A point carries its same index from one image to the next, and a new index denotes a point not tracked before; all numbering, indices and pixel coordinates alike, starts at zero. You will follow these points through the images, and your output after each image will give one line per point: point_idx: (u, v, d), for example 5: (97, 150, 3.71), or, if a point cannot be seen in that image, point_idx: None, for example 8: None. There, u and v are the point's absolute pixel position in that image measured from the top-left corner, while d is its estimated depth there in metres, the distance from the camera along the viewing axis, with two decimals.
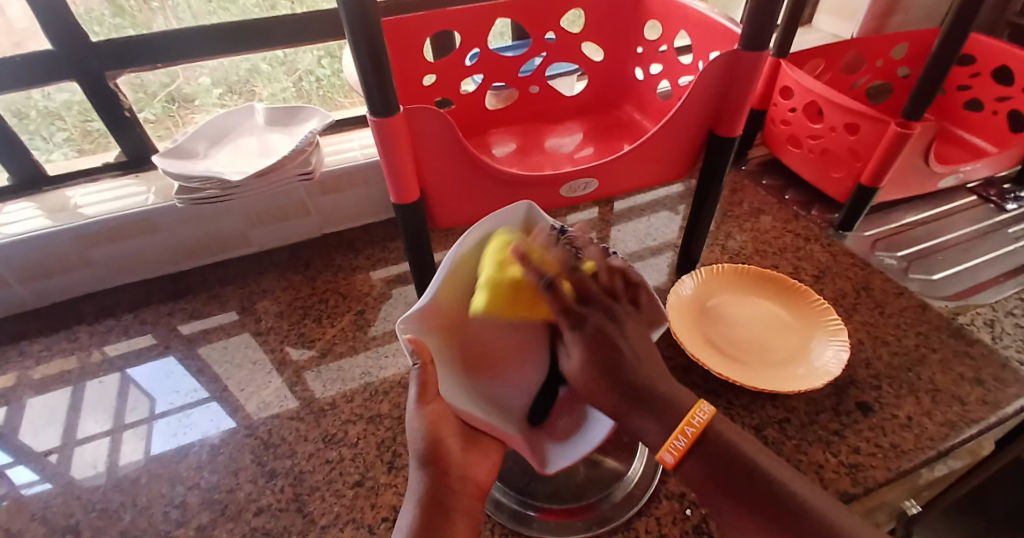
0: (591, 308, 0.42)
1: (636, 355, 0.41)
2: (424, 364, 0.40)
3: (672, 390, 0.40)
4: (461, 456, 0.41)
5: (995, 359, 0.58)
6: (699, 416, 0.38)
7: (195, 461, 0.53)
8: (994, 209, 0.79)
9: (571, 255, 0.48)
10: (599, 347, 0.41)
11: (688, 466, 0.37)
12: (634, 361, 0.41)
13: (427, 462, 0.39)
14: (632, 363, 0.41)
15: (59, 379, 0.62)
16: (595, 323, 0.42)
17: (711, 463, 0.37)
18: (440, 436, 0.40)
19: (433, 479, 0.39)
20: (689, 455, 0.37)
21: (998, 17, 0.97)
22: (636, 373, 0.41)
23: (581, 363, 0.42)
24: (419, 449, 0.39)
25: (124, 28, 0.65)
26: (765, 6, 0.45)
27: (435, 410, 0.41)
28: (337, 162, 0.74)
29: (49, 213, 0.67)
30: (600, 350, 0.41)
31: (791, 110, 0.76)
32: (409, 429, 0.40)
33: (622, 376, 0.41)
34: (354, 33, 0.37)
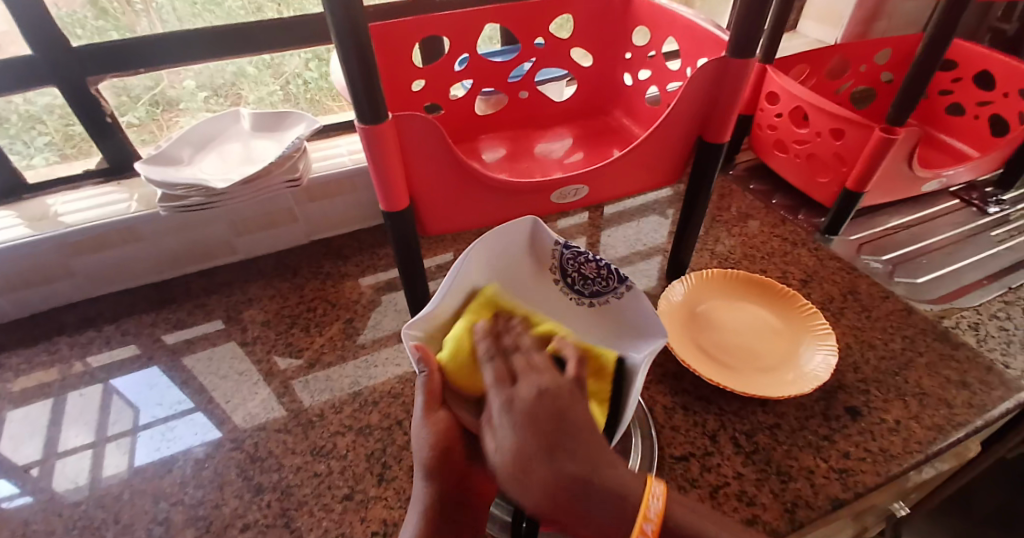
0: (534, 376, 0.40)
1: (582, 422, 0.38)
2: (430, 373, 0.40)
3: (618, 472, 0.36)
4: (467, 469, 0.40)
5: (980, 362, 0.58)
6: (653, 505, 0.35)
7: (180, 476, 0.51)
8: (976, 213, 0.80)
9: (573, 276, 0.48)
10: (537, 420, 0.37)
11: None
12: (565, 435, 0.37)
13: (431, 476, 0.38)
14: (571, 442, 0.37)
15: (38, 392, 0.60)
16: (527, 397, 0.38)
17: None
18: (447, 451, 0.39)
19: (437, 493, 0.38)
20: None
21: (978, 23, 0.98)
22: (575, 447, 0.36)
23: (516, 440, 0.37)
24: (425, 462, 0.39)
25: (107, 31, 0.63)
26: (750, 14, 0.45)
27: (444, 420, 0.40)
28: (325, 168, 0.73)
29: (29, 222, 0.65)
30: (539, 416, 0.37)
31: (778, 115, 0.76)
32: (416, 438, 0.40)
33: (556, 450, 0.36)
34: (341, 40, 0.36)
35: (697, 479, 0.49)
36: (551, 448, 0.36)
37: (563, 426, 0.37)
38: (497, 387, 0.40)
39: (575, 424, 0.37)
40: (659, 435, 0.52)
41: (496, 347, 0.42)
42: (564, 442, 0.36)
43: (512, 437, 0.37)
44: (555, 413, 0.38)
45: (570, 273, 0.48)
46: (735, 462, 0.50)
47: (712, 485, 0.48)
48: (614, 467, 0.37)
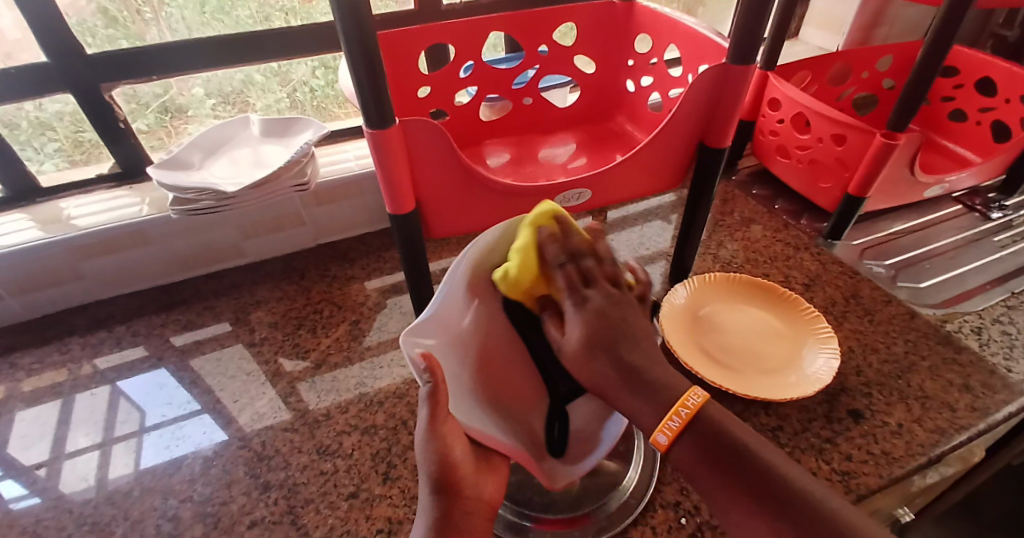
0: (605, 286, 0.41)
1: (641, 334, 0.39)
2: (436, 384, 0.36)
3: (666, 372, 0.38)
4: (474, 473, 0.39)
5: (984, 366, 0.59)
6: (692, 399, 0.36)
7: (188, 474, 0.52)
8: (979, 218, 0.80)
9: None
10: (602, 323, 0.39)
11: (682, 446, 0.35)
12: (626, 337, 0.39)
13: (439, 486, 0.37)
14: (630, 341, 0.39)
15: (50, 391, 0.61)
16: (599, 302, 0.40)
17: (703, 445, 0.35)
18: (453, 458, 0.37)
19: (446, 505, 0.37)
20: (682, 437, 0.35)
21: (980, 29, 0.99)
22: (634, 346, 0.39)
23: (581, 332, 0.39)
24: (433, 472, 0.37)
25: (117, 39, 0.65)
26: (750, 21, 0.46)
27: (449, 430, 0.38)
28: (332, 173, 0.74)
29: (42, 224, 0.66)
30: (603, 315, 0.39)
31: (780, 121, 0.77)
32: (420, 451, 0.37)
33: (615, 348, 0.38)
34: (350, 47, 0.37)
35: None
36: (614, 338, 0.38)
37: (627, 331, 0.39)
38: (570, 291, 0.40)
39: (634, 331, 0.39)
40: None
41: (564, 253, 0.41)
42: (625, 340, 0.39)
43: (578, 330, 0.39)
44: (618, 313, 0.40)
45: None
46: None
47: None
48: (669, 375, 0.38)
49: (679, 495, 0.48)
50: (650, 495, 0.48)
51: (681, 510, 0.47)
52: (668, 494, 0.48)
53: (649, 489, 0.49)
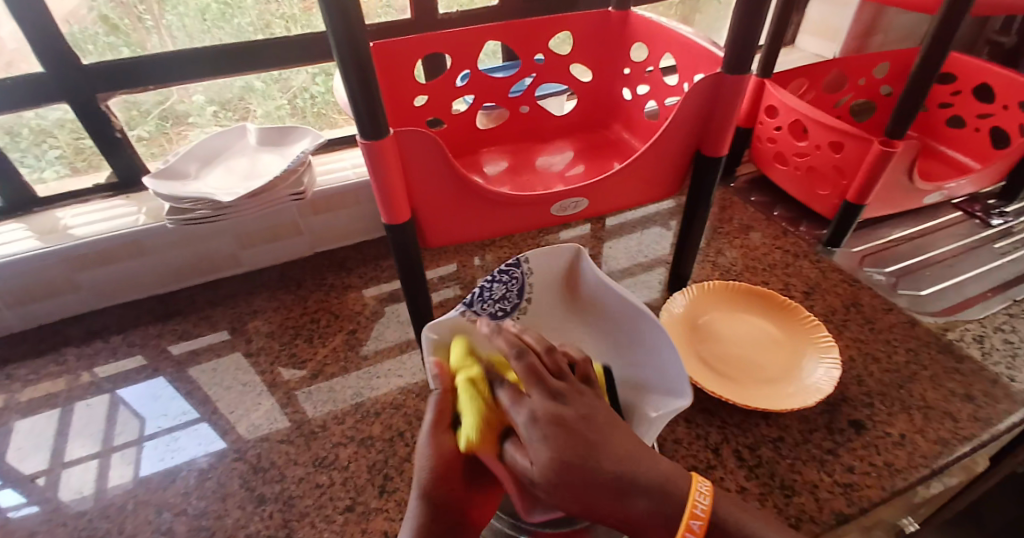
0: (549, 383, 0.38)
1: (615, 441, 0.35)
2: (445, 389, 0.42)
3: (655, 466, 0.35)
4: (467, 489, 0.40)
5: (985, 375, 0.58)
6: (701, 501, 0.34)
7: (183, 487, 0.52)
8: (979, 225, 0.80)
9: (501, 309, 0.51)
10: (561, 433, 0.35)
11: None
12: (598, 437, 0.35)
13: (424, 494, 0.38)
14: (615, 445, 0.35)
15: (46, 402, 0.61)
16: (546, 408, 0.36)
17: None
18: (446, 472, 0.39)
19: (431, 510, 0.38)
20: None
21: (977, 36, 0.99)
22: (611, 451, 0.35)
23: (551, 449, 0.34)
24: (422, 477, 0.39)
25: (118, 47, 0.65)
26: (744, 31, 0.46)
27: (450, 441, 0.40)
28: (330, 181, 0.74)
29: (40, 234, 0.66)
30: (568, 428, 0.35)
31: (777, 128, 0.77)
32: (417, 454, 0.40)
33: (591, 459, 0.34)
34: (343, 59, 0.37)
35: None
36: (589, 454, 0.34)
37: (599, 433, 0.36)
38: (514, 406, 0.37)
39: (604, 451, 0.35)
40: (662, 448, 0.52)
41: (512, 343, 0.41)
42: (604, 453, 0.34)
43: (541, 445, 0.34)
44: (581, 422, 0.36)
45: (498, 311, 0.51)
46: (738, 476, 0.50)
47: None
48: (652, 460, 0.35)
49: None
50: None
51: None
52: None
53: None
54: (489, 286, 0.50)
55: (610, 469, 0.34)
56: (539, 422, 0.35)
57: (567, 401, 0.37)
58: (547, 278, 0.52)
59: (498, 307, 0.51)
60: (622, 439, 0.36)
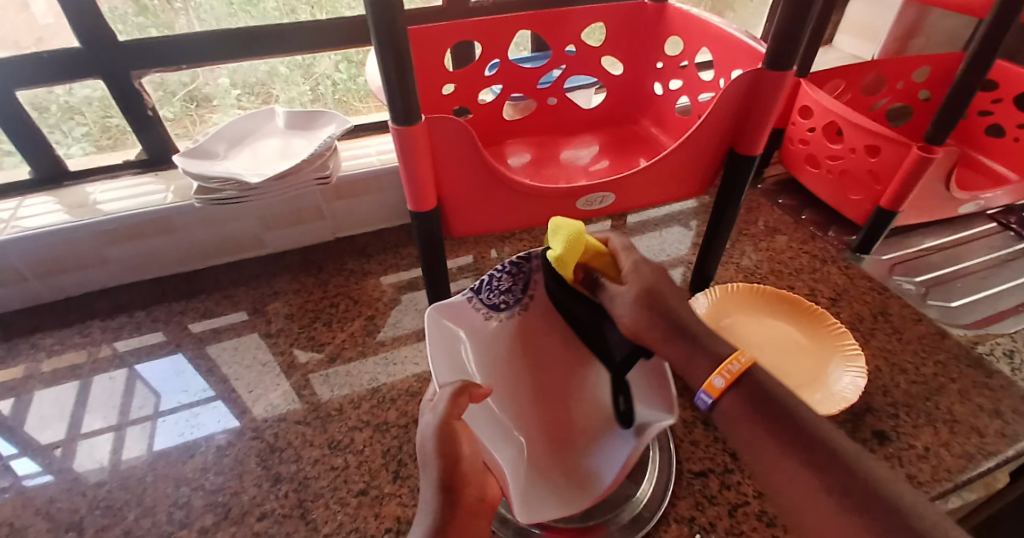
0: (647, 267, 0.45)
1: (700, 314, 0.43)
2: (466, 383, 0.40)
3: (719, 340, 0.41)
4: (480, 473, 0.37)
5: (1016, 391, 0.56)
6: (743, 358, 0.38)
7: (201, 462, 0.52)
8: (1015, 237, 0.78)
9: (505, 302, 0.49)
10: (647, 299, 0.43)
11: (727, 401, 0.37)
12: (683, 309, 0.43)
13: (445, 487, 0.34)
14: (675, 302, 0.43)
15: (71, 372, 0.62)
16: (647, 275, 0.45)
17: (748, 400, 0.36)
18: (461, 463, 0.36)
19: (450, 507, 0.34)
20: (729, 392, 0.37)
21: (1021, 43, 0.96)
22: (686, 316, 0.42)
23: (629, 289, 0.44)
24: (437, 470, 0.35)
25: (147, 27, 0.65)
26: (789, 27, 0.44)
27: (457, 429, 0.38)
28: (353, 167, 0.74)
29: (70, 208, 0.67)
30: (646, 279, 0.44)
31: (810, 130, 0.75)
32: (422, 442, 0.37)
33: (666, 311, 0.42)
34: (381, 43, 0.37)
35: (716, 496, 0.48)
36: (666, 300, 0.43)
37: (679, 301, 0.43)
38: (621, 256, 0.47)
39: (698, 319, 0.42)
40: (679, 449, 0.52)
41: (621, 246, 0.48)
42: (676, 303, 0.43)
43: (630, 309, 0.43)
44: (659, 283, 0.44)
45: (502, 304, 0.48)
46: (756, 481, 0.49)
47: (730, 503, 0.47)
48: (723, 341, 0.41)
49: (694, 510, 0.47)
50: (665, 509, 0.47)
51: (696, 526, 0.46)
52: (683, 509, 0.47)
53: (665, 503, 0.47)
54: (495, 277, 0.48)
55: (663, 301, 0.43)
56: (634, 285, 0.44)
57: (661, 279, 0.45)
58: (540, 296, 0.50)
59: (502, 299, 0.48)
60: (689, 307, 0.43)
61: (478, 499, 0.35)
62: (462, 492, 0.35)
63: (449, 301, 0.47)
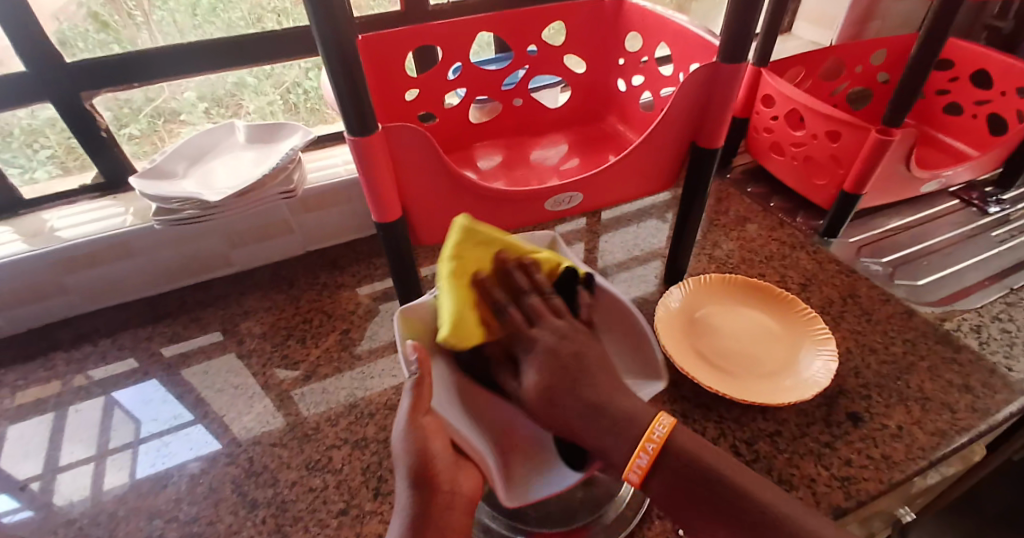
0: (550, 321, 0.45)
1: (596, 365, 0.43)
2: (420, 375, 0.41)
3: (633, 404, 0.40)
4: (450, 465, 0.39)
5: (983, 365, 0.58)
6: (658, 431, 0.37)
7: (175, 493, 0.51)
8: (977, 213, 0.80)
9: None
10: (562, 390, 0.41)
11: (654, 487, 0.36)
12: (585, 381, 0.41)
13: (417, 480, 0.37)
14: (588, 372, 0.42)
15: (36, 407, 0.60)
16: (547, 340, 0.43)
17: (674, 480, 0.36)
18: (434, 460, 0.38)
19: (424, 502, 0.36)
20: (653, 476, 0.36)
21: (974, 22, 0.98)
22: (592, 387, 0.41)
23: (541, 374, 0.42)
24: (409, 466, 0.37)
25: (109, 44, 0.64)
26: (741, 19, 0.45)
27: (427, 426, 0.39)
28: (320, 179, 0.73)
29: (26, 237, 0.65)
30: (554, 364, 0.42)
31: (773, 118, 0.76)
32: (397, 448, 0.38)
33: (575, 388, 0.41)
34: (328, 54, 0.36)
35: None
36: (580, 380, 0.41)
37: (578, 373, 0.42)
38: (516, 328, 0.45)
39: (603, 385, 0.41)
40: None
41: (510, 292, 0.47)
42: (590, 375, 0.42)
43: (535, 370, 0.42)
44: (572, 358, 0.42)
45: None
46: None
47: None
48: (632, 401, 0.40)
49: None
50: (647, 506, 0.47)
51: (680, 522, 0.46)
52: None
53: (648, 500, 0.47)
54: None
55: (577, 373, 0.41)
56: (533, 353, 0.43)
57: (568, 338, 0.44)
58: None
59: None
60: (603, 375, 0.42)
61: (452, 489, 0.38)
62: (438, 483, 0.37)
63: (417, 301, 0.48)
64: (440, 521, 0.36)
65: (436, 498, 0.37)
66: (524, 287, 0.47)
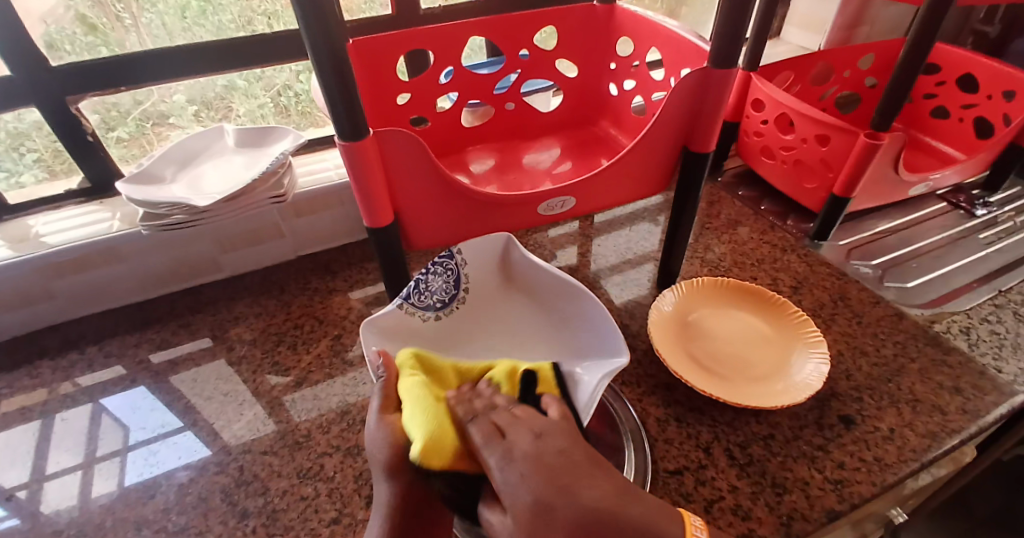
0: (520, 426, 0.39)
1: (588, 463, 0.37)
2: (387, 376, 0.45)
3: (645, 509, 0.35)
4: None
5: (973, 367, 0.58)
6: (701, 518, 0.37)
7: (163, 502, 0.50)
8: (964, 216, 0.81)
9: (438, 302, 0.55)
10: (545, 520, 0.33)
11: None
12: (588, 478, 0.35)
13: (391, 472, 0.39)
14: (586, 491, 0.35)
15: (20, 415, 0.59)
16: (525, 446, 0.37)
17: None
18: (409, 453, 0.40)
19: (398, 493, 0.38)
20: None
21: (960, 27, 1.00)
22: (592, 493, 0.35)
23: (533, 484, 0.35)
24: (382, 460, 0.40)
25: (96, 47, 0.63)
26: (732, 24, 0.45)
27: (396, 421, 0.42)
28: (312, 183, 0.72)
29: (11, 243, 0.64)
30: (546, 458, 0.36)
31: (764, 122, 0.76)
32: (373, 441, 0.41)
33: (575, 493, 0.34)
34: (318, 58, 0.36)
35: (691, 493, 0.48)
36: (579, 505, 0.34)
37: (582, 467, 0.36)
38: (486, 446, 0.38)
39: (607, 492, 0.35)
40: (653, 449, 0.51)
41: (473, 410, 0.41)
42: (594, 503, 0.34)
43: (516, 482, 0.35)
44: (561, 457, 0.37)
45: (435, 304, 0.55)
46: (729, 475, 0.49)
47: (706, 499, 0.47)
48: (640, 499, 0.35)
49: None
50: None
51: None
52: None
53: None
54: (424, 279, 0.54)
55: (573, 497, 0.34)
56: (516, 460, 0.36)
57: (547, 436, 0.38)
58: (482, 266, 0.57)
59: (435, 298, 0.55)
60: (601, 484, 0.35)
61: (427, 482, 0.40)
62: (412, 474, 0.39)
63: (381, 312, 0.50)
64: (417, 509, 0.38)
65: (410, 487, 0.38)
66: (489, 404, 0.42)
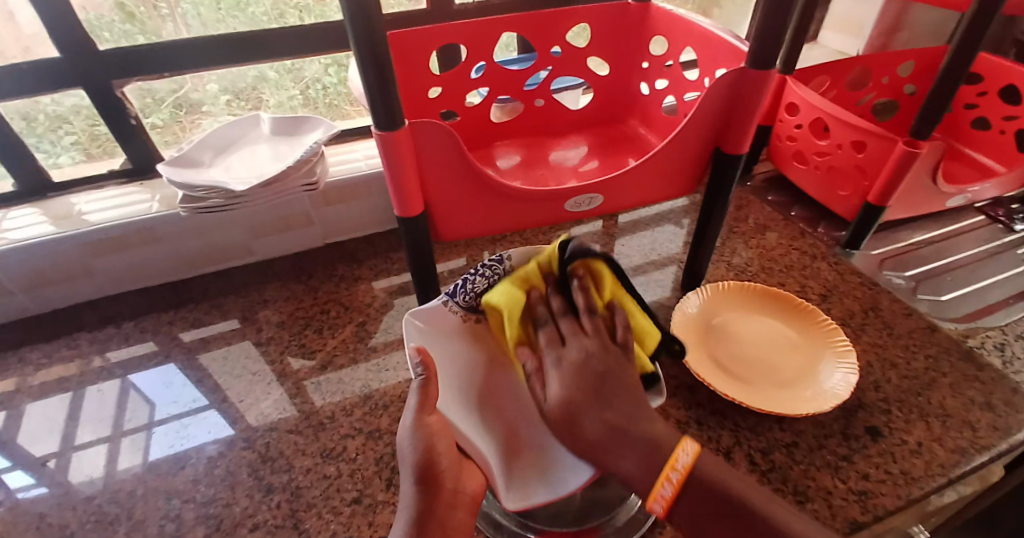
0: (583, 342, 0.44)
1: (626, 382, 0.42)
2: (426, 376, 0.43)
3: (656, 426, 0.40)
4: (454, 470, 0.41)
5: (1006, 384, 0.57)
6: (681, 459, 0.37)
7: (192, 474, 0.52)
8: (1002, 229, 0.78)
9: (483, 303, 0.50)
10: (585, 397, 0.42)
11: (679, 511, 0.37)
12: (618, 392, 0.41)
13: (422, 476, 0.39)
14: (616, 382, 0.42)
15: (58, 385, 0.61)
16: (576, 355, 0.43)
17: (700, 500, 0.37)
18: (438, 461, 0.40)
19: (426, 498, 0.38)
20: (678, 502, 0.37)
21: (1004, 35, 0.97)
22: (616, 400, 0.41)
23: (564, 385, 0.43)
24: (415, 464, 0.40)
25: (134, 34, 0.65)
26: (772, 25, 0.44)
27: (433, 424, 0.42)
28: (341, 173, 0.74)
29: (54, 220, 0.66)
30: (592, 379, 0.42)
31: (798, 127, 0.75)
32: (406, 439, 0.41)
33: (600, 408, 0.41)
34: (361, 49, 0.37)
35: None
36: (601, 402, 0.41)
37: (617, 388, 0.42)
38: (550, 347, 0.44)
39: (624, 398, 0.41)
40: None
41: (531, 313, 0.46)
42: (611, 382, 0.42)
43: (561, 382, 0.43)
44: (602, 371, 0.42)
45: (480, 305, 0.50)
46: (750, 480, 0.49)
47: None
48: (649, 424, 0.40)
49: None
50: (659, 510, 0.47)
51: None
52: None
53: None
54: (472, 277, 0.49)
55: (596, 390, 0.42)
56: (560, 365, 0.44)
57: (593, 351, 0.44)
58: None
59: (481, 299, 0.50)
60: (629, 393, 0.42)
61: (452, 491, 0.40)
62: (440, 483, 0.40)
63: (425, 306, 0.49)
64: (441, 516, 0.39)
65: (435, 499, 0.39)
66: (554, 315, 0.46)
